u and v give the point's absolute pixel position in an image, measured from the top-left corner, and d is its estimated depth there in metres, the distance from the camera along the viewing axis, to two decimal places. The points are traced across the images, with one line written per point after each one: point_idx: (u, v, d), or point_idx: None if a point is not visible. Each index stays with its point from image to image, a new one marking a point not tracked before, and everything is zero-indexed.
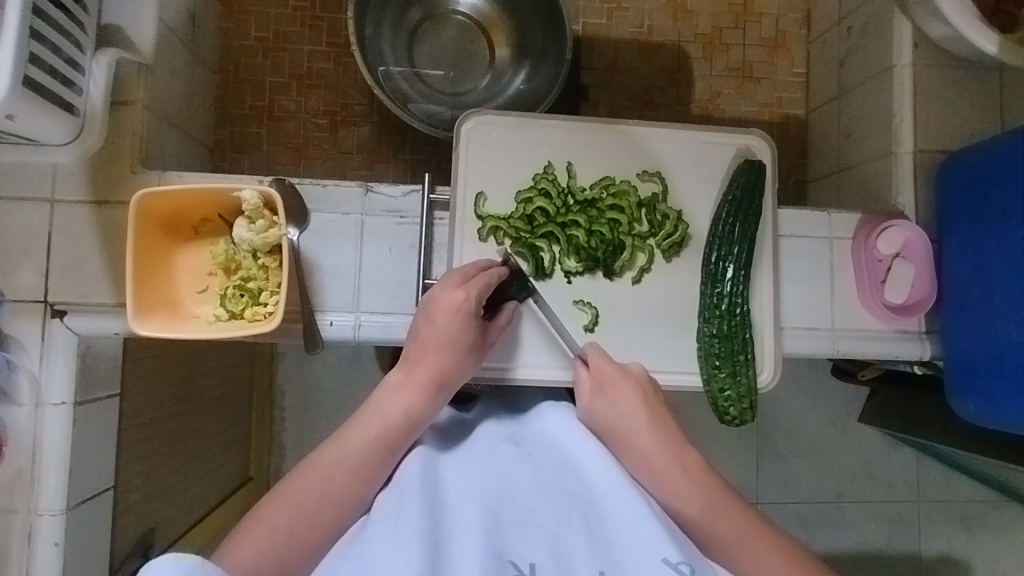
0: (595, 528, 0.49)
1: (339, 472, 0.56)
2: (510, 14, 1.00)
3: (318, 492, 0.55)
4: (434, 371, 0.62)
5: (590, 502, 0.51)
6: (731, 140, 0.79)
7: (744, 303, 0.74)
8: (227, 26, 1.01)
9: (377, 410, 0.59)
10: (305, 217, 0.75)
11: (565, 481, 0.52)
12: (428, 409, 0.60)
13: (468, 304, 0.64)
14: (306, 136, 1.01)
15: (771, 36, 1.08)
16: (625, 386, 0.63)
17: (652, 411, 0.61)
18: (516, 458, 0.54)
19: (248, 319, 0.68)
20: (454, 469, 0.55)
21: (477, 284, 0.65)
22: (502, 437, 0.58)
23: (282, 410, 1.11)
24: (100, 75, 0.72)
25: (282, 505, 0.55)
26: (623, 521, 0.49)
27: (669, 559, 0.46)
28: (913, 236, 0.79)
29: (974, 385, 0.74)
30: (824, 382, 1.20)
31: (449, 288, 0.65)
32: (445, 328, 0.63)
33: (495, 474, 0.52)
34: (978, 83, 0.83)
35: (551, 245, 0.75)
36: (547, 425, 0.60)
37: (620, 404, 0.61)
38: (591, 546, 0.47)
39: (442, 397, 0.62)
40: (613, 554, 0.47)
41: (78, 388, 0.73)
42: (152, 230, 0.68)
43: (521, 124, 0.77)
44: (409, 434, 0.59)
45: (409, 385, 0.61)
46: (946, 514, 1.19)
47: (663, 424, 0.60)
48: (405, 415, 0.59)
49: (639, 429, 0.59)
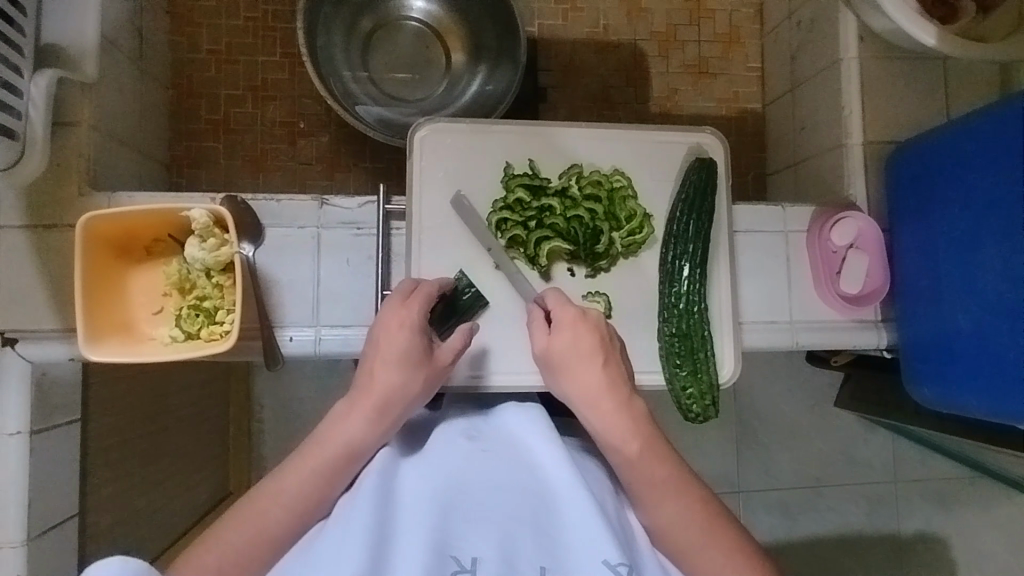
0: (541, 525, 0.51)
1: (275, 509, 0.56)
2: (463, 19, 1.00)
3: (257, 529, 0.55)
4: (377, 395, 0.59)
5: (541, 499, 0.53)
6: (683, 139, 0.79)
7: (702, 301, 0.75)
8: (177, 40, 1.00)
9: (327, 440, 0.58)
10: (260, 233, 0.74)
11: (517, 480, 0.54)
12: (371, 437, 0.58)
13: (412, 318, 0.61)
14: (263, 148, 1.00)
15: (725, 31, 1.09)
16: (572, 318, 0.61)
17: (593, 334, 0.60)
18: (470, 455, 0.56)
19: (205, 339, 0.68)
20: (413, 465, 0.56)
21: (418, 301, 0.63)
22: (458, 432, 0.59)
23: (259, 421, 1.09)
24: (41, 98, 0.70)
25: (218, 543, 0.54)
26: (571, 520, 0.51)
27: (609, 560, 0.48)
28: (864, 226, 0.81)
29: (927, 371, 0.76)
30: (794, 370, 1.21)
31: (393, 308, 0.62)
32: (388, 348, 0.60)
33: (448, 471, 0.54)
34: (923, 73, 0.85)
35: (554, 240, 0.73)
36: (506, 420, 0.61)
37: (565, 335, 0.60)
38: (535, 543, 0.50)
39: (390, 423, 0.59)
40: (557, 552, 0.50)
41: (35, 416, 0.72)
42: (101, 254, 0.67)
43: (473, 131, 0.77)
44: (351, 465, 0.58)
45: (348, 414, 0.59)
46: (918, 491, 1.21)
47: (601, 349, 0.59)
48: (344, 447, 0.58)
49: (576, 354, 0.59)
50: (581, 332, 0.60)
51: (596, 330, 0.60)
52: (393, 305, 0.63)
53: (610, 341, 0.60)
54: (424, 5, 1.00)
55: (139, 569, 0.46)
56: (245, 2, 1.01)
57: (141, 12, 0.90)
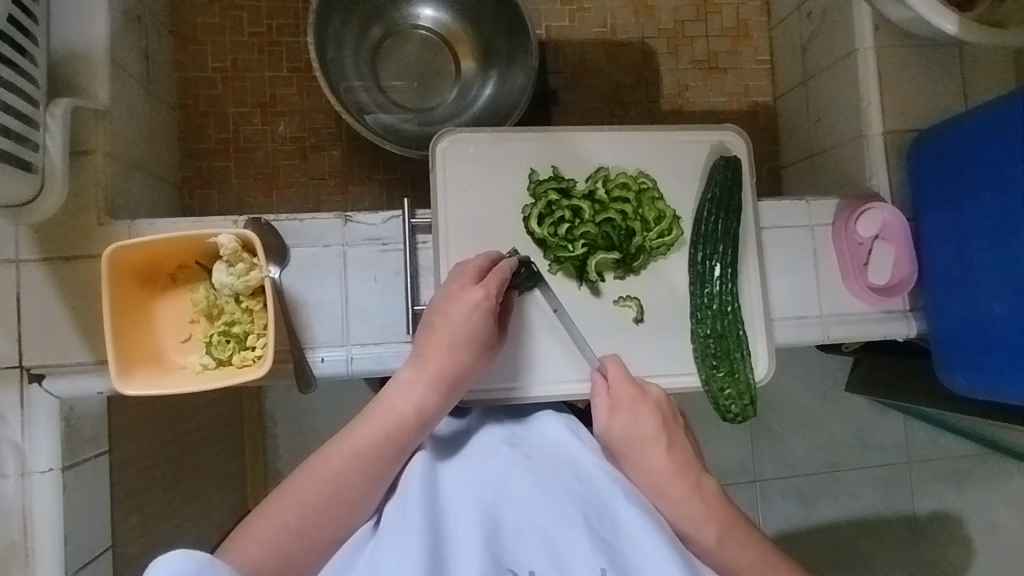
0: (595, 528, 0.49)
1: (347, 469, 0.57)
2: (472, 25, 0.99)
3: (328, 486, 0.56)
4: (448, 367, 0.62)
5: (591, 503, 0.51)
6: (706, 138, 0.79)
7: (735, 300, 0.75)
8: (182, 59, 0.98)
9: (387, 406, 0.59)
10: (285, 254, 0.73)
11: (564, 482, 0.53)
12: (439, 407, 0.61)
13: (486, 301, 0.64)
14: (275, 165, 0.99)
15: (733, 25, 1.09)
16: (632, 396, 0.62)
17: (656, 417, 0.61)
18: (513, 461, 0.55)
19: (237, 366, 0.67)
20: (453, 475, 0.56)
21: (493, 281, 0.65)
22: (499, 439, 0.60)
23: (276, 439, 1.06)
24: (58, 129, 0.69)
25: (290, 500, 0.56)
26: (627, 528, 0.49)
27: (672, 574, 0.46)
28: (890, 217, 0.81)
29: (961, 359, 0.76)
30: (814, 361, 1.21)
31: (466, 285, 0.65)
32: (461, 322, 0.63)
33: (493, 478, 0.53)
34: (940, 60, 0.84)
35: (598, 251, 0.73)
36: (546, 430, 0.61)
37: (624, 416, 0.61)
38: (591, 544, 0.47)
39: (454, 396, 0.62)
40: (615, 556, 0.47)
41: (66, 452, 0.70)
42: (127, 284, 0.66)
43: (495, 139, 0.76)
44: (420, 432, 0.59)
45: (420, 381, 0.61)
46: (943, 475, 1.21)
47: (664, 430, 0.60)
48: (416, 413, 0.60)
49: (640, 438, 0.59)
50: (641, 412, 0.61)
51: (657, 412, 0.61)
52: (465, 283, 0.65)
53: (672, 424, 0.62)
54: (434, 13, 1.00)
55: (204, 561, 0.43)
56: (249, 18, 1.00)
57: (146, 33, 0.88)
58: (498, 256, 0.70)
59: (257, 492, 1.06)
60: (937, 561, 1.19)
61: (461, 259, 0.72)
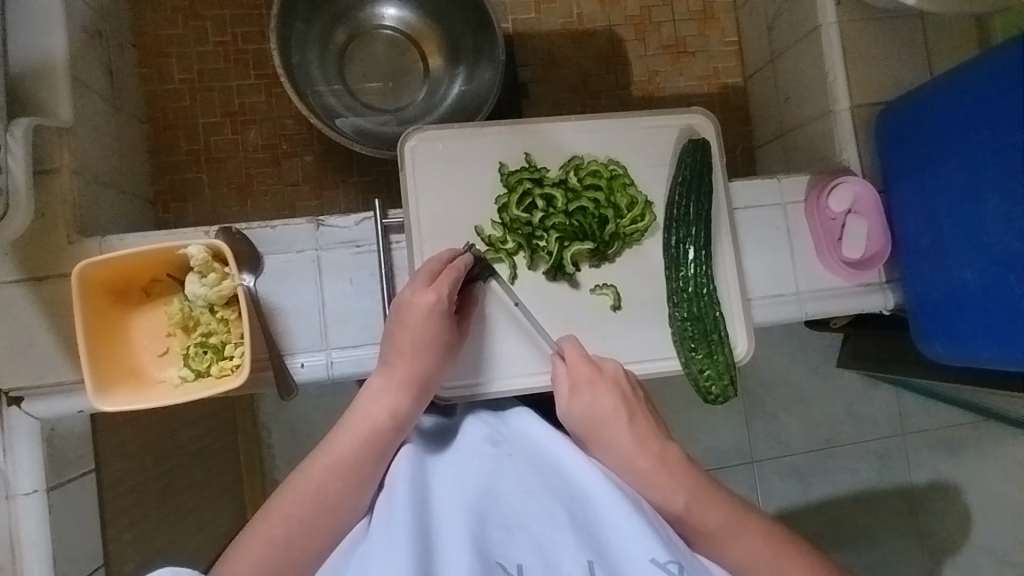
0: (582, 524, 0.50)
1: (330, 478, 0.58)
2: (436, 22, 0.99)
3: (298, 522, 0.56)
4: (415, 372, 0.63)
5: (575, 500, 0.52)
6: (674, 122, 0.79)
7: (710, 282, 0.75)
8: (148, 72, 0.98)
9: (361, 414, 0.61)
10: (259, 262, 0.73)
11: (548, 482, 0.54)
12: (412, 408, 0.62)
13: (440, 304, 0.64)
14: (249, 174, 0.98)
15: (699, 9, 1.09)
16: (589, 375, 0.64)
17: (614, 392, 0.63)
18: (497, 461, 0.56)
19: (215, 376, 0.66)
20: (438, 470, 0.58)
21: (445, 283, 0.65)
22: (483, 437, 0.60)
23: (269, 447, 1.06)
24: (21, 149, 0.68)
25: (260, 538, 0.55)
26: (610, 518, 0.50)
27: (657, 558, 0.47)
28: (861, 190, 0.81)
29: (938, 327, 0.77)
30: (799, 338, 1.22)
31: (418, 290, 0.65)
32: (419, 329, 0.63)
33: (478, 480, 0.54)
34: (901, 33, 0.85)
35: (572, 242, 0.73)
36: (520, 423, 0.62)
37: (585, 396, 0.63)
38: (577, 539, 0.48)
39: (425, 397, 0.64)
40: (600, 547, 0.48)
41: (49, 473, 0.70)
42: (99, 301, 0.66)
43: (463, 135, 0.76)
44: (398, 433, 0.61)
45: (389, 388, 0.62)
46: (934, 443, 1.22)
47: (623, 406, 0.62)
48: (390, 418, 0.61)
49: (601, 417, 0.61)
50: (600, 391, 0.63)
51: (616, 387, 0.63)
52: (418, 286, 0.65)
53: (631, 398, 0.63)
54: (398, 13, 0.99)
55: None
56: (212, 27, 0.99)
57: (108, 48, 0.88)
58: (452, 254, 0.69)
59: (254, 501, 1.05)
60: (934, 529, 1.20)
61: (432, 253, 0.73)
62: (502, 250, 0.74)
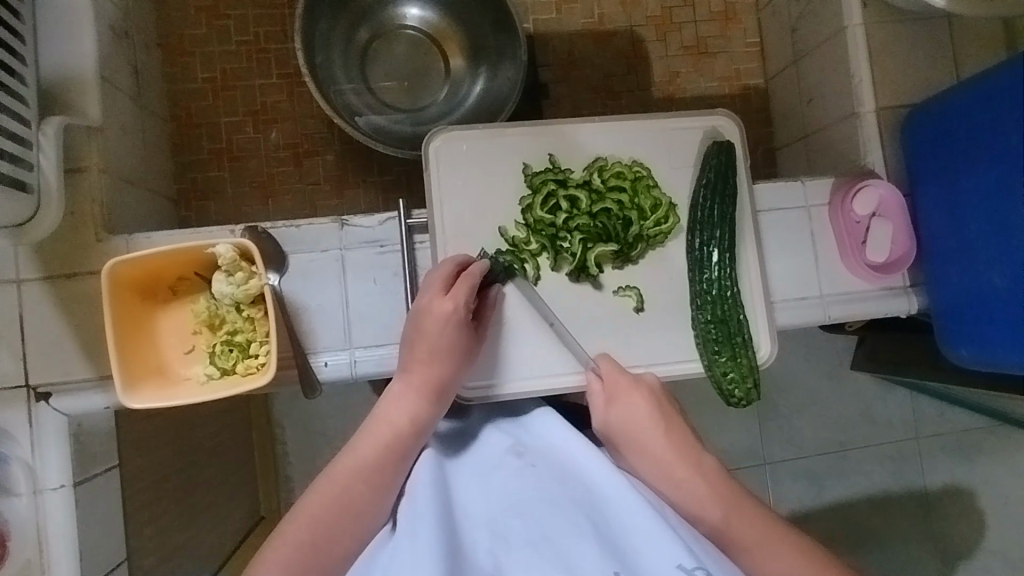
0: (606, 534, 0.50)
1: (352, 483, 0.58)
2: (458, 22, 0.99)
3: (321, 526, 0.56)
4: (433, 379, 0.63)
5: (597, 508, 0.52)
6: (698, 124, 0.79)
7: (734, 285, 0.74)
8: (172, 70, 0.99)
9: (380, 420, 0.61)
10: (284, 261, 0.74)
11: (572, 492, 0.54)
12: (431, 415, 0.62)
13: (457, 313, 0.64)
14: (270, 172, 0.99)
15: (721, 9, 1.08)
16: (627, 387, 0.65)
17: (651, 402, 0.63)
18: (520, 472, 0.57)
19: (242, 374, 0.67)
20: (461, 479, 0.59)
21: (462, 291, 0.65)
22: (506, 450, 0.61)
23: (285, 444, 1.06)
24: (51, 148, 0.69)
25: (285, 545, 0.54)
26: (633, 525, 0.49)
27: (683, 563, 0.46)
28: (886, 194, 0.80)
29: (964, 332, 0.76)
30: (817, 341, 1.21)
31: (436, 297, 0.65)
32: (438, 336, 0.64)
33: (504, 492, 0.55)
34: (928, 35, 0.84)
35: (595, 244, 0.73)
36: (542, 430, 0.62)
37: (622, 406, 0.64)
38: (602, 550, 0.49)
39: (444, 402, 0.64)
40: (625, 556, 0.48)
41: (75, 468, 0.71)
42: (127, 298, 0.66)
43: (486, 135, 0.76)
44: (417, 439, 0.61)
45: (408, 393, 0.62)
46: (951, 448, 1.21)
47: (659, 414, 0.62)
48: (409, 423, 0.61)
49: (637, 425, 0.62)
50: (637, 399, 0.63)
51: (653, 398, 0.64)
52: (436, 294, 0.65)
53: (669, 410, 0.64)
54: (420, 13, 1.00)
55: None
56: (235, 26, 1.00)
57: (134, 47, 0.88)
58: (467, 259, 0.69)
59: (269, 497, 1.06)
60: (950, 534, 1.19)
61: (455, 253, 0.72)
62: (525, 252, 0.74)
